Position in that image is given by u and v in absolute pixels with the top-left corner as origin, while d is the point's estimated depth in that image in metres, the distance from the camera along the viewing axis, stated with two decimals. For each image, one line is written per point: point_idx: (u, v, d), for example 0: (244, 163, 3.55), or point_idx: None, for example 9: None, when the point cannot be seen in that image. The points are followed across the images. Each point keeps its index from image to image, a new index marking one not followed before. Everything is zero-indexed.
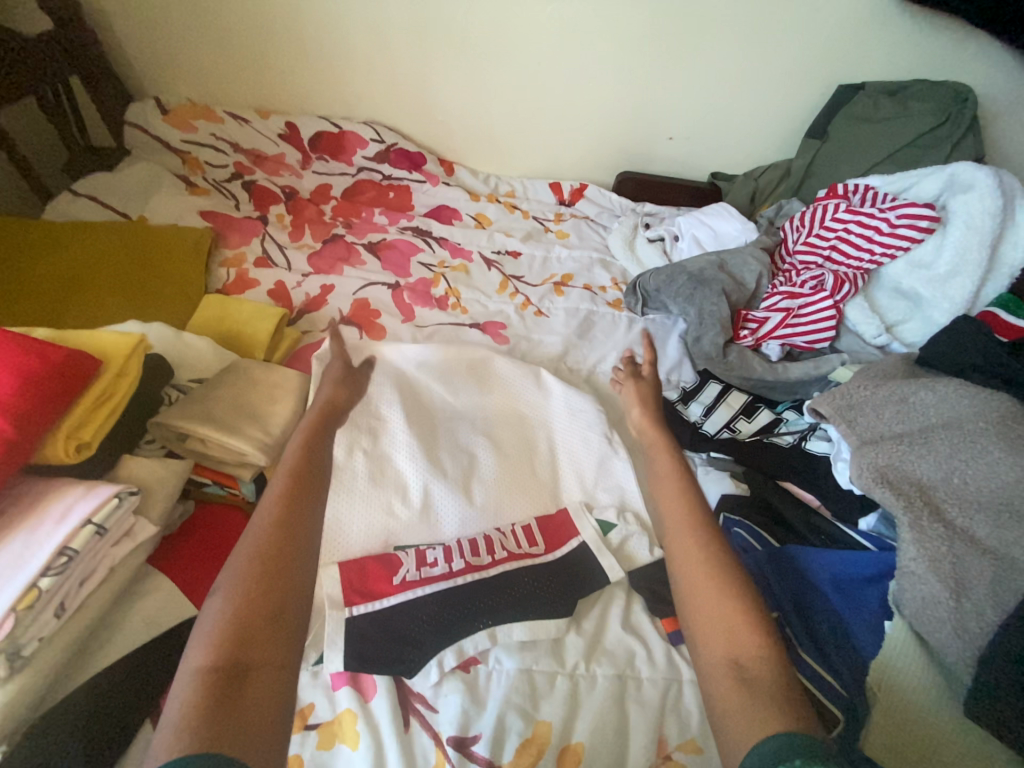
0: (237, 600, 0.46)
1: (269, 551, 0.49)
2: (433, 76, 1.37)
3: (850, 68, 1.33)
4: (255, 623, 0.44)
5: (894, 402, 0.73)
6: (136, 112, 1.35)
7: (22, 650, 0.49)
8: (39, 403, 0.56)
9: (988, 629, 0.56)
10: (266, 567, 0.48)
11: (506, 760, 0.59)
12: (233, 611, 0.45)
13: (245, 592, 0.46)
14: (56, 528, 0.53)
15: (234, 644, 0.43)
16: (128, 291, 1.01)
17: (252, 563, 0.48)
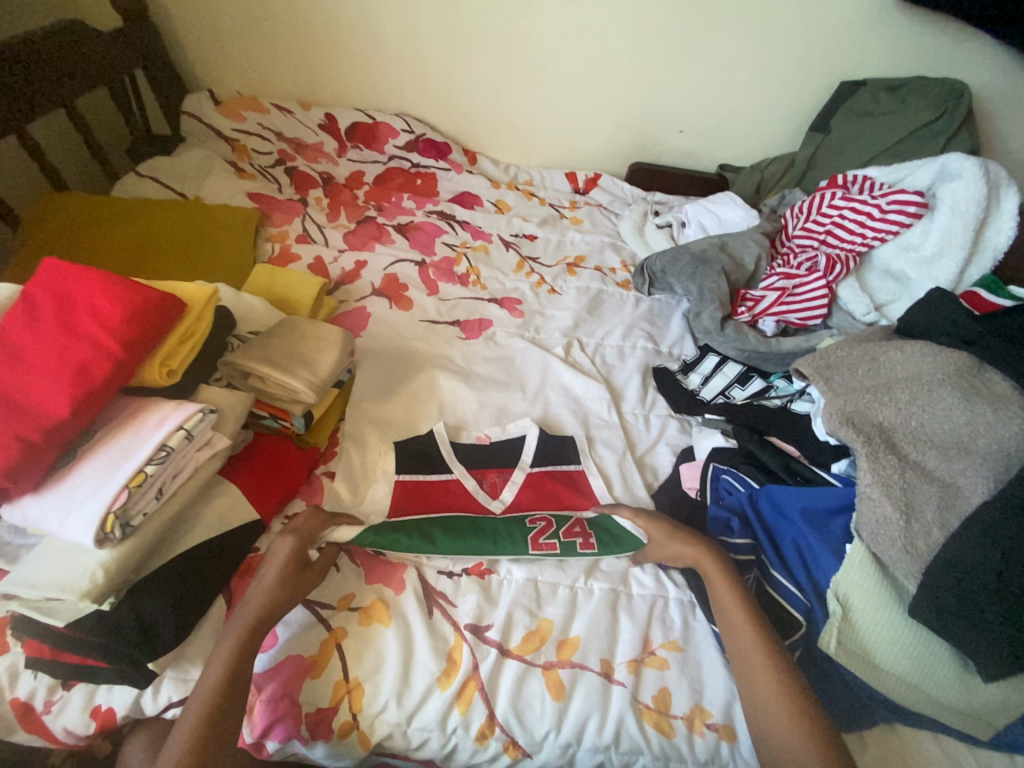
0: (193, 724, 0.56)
1: (236, 663, 0.60)
2: (460, 71, 1.49)
3: (853, 66, 1.41)
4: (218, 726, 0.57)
5: (866, 360, 0.81)
6: (191, 102, 1.50)
7: (131, 520, 0.61)
8: (140, 332, 0.69)
9: (932, 545, 0.66)
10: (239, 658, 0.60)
11: (514, 645, 0.70)
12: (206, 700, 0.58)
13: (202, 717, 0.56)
14: (156, 429, 0.65)
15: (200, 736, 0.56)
16: (187, 258, 1.14)
17: (206, 703, 0.58)
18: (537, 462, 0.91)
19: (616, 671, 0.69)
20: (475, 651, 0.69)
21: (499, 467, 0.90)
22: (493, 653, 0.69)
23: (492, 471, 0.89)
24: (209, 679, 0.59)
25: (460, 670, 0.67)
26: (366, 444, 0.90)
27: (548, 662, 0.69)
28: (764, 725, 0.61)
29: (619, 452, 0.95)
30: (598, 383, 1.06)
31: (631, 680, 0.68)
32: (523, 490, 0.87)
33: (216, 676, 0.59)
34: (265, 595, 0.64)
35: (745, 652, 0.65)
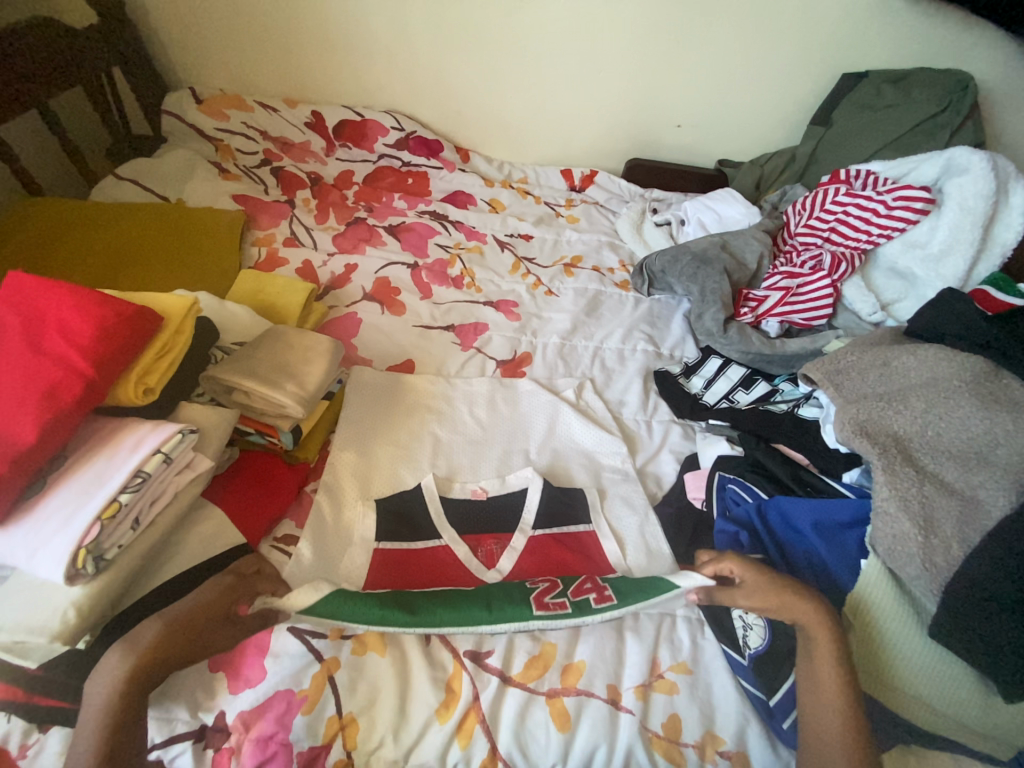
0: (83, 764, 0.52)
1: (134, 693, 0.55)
2: (451, 66, 1.44)
3: (855, 57, 1.37)
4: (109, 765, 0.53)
5: (877, 365, 0.78)
6: (172, 101, 1.45)
7: (105, 554, 0.57)
8: (112, 349, 0.64)
9: (952, 562, 0.63)
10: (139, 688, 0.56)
11: (516, 672, 0.67)
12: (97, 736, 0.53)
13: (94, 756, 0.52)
14: (131, 453, 0.61)
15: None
16: (169, 265, 1.10)
17: (97, 738, 0.53)
18: (539, 523, 0.82)
19: (624, 697, 0.66)
20: (475, 680, 0.66)
21: (496, 533, 0.81)
22: (494, 682, 0.66)
23: (487, 537, 0.80)
24: (96, 711, 0.54)
25: (460, 701, 0.64)
26: (342, 483, 0.82)
27: (552, 690, 0.66)
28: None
29: (639, 515, 0.85)
30: (613, 432, 0.97)
31: (640, 707, 0.65)
32: (524, 556, 0.78)
33: (107, 708, 0.54)
34: (180, 632, 0.58)
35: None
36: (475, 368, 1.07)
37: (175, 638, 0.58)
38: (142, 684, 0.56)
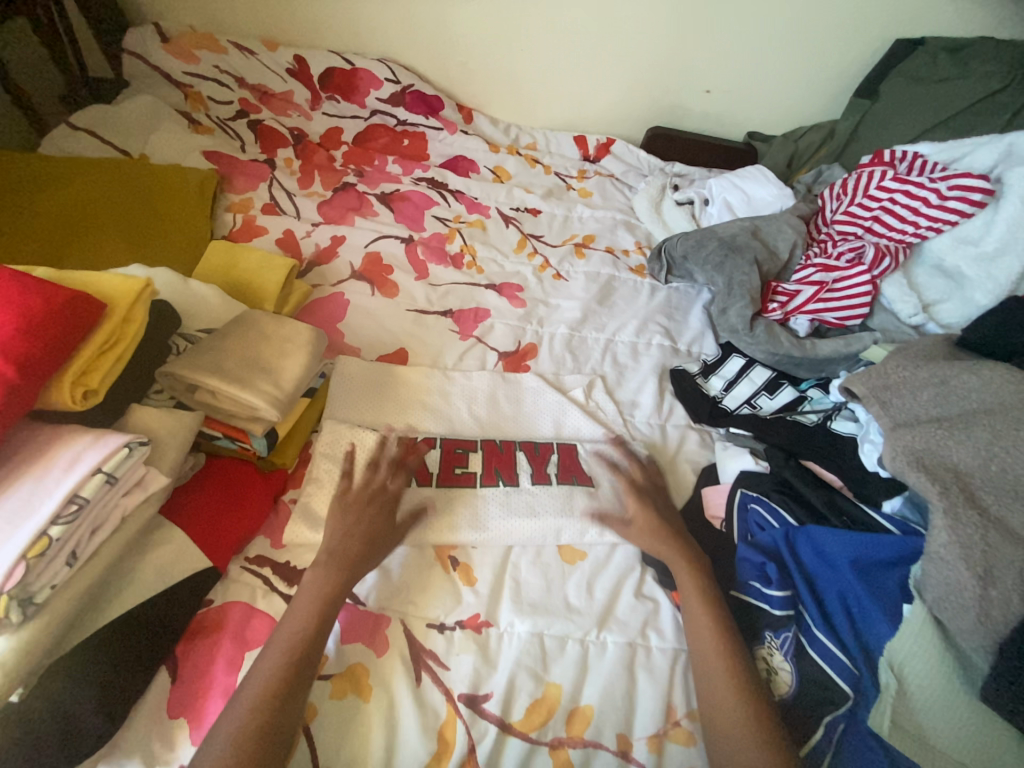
0: (278, 664, 0.55)
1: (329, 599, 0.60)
2: (455, 8, 1.26)
3: (911, 17, 1.22)
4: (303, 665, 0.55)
5: (934, 384, 0.69)
6: (133, 38, 1.26)
7: (35, 596, 0.48)
8: (41, 345, 0.53)
9: (1013, 620, 0.55)
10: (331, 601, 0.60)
11: (516, 719, 0.60)
12: (292, 639, 0.57)
13: (288, 655, 0.55)
14: (65, 475, 0.51)
15: (286, 673, 0.54)
16: (128, 233, 0.96)
17: (296, 640, 0.57)
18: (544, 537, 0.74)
19: (634, 749, 0.60)
20: (471, 729, 0.59)
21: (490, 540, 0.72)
22: (492, 730, 0.59)
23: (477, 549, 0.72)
24: (298, 615, 0.58)
25: (453, 752, 0.57)
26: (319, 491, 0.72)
27: (556, 740, 0.59)
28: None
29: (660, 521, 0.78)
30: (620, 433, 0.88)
31: (653, 761, 0.59)
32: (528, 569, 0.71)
33: (309, 612, 0.59)
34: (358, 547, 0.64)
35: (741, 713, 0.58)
36: (475, 360, 0.97)
37: (351, 571, 0.63)
38: (333, 605, 0.60)
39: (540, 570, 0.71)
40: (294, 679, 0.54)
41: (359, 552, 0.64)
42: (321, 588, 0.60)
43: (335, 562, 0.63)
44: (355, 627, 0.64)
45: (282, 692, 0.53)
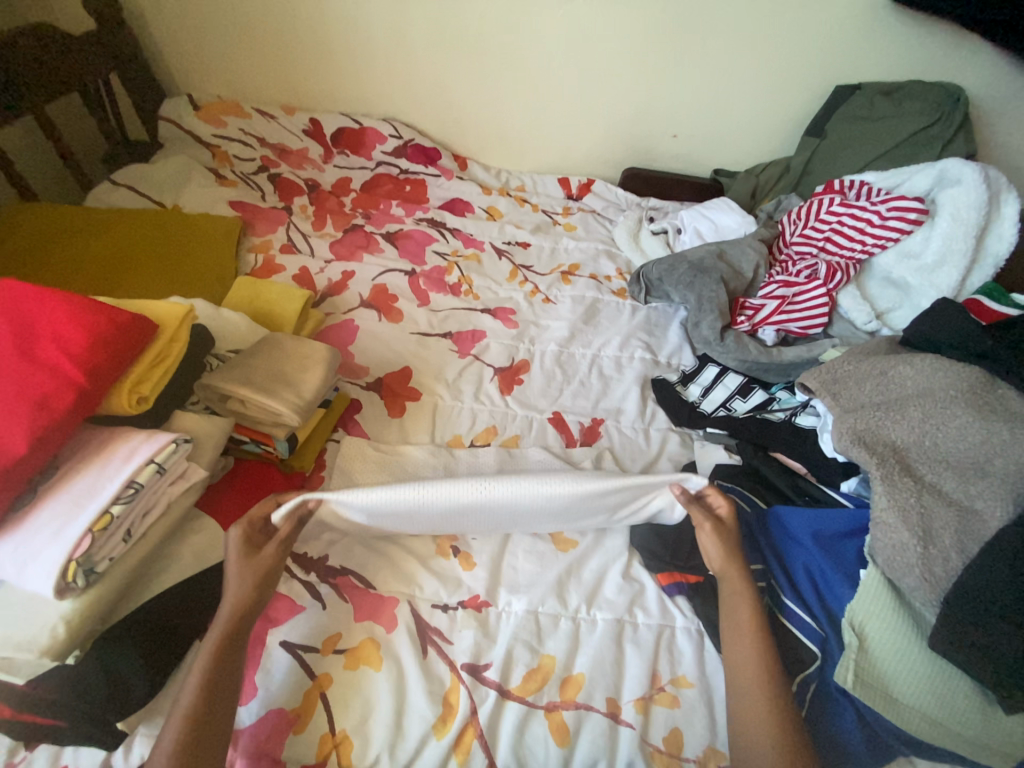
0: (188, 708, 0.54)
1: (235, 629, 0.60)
2: (450, 75, 1.45)
3: (847, 70, 1.39)
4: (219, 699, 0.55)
5: (874, 374, 0.79)
6: (170, 108, 1.45)
7: (96, 567, 0.56)
8: (107, 358, 0.64)
9: (951, 572, 0.63)
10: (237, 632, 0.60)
11: (515, 685, 0.66)
12: (203, 675, 0.56)
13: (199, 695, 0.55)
14: (123, 464, 0.60)
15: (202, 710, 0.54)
16: (165, 272, 1.09)
17: (205, 678, 0.56)
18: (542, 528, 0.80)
19: (623, 711, 0.66)
20: (473, 693, 0.65)
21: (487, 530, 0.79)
22: (492, 695, 0.65)
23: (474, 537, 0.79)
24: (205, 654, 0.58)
25: (458, 714, 0.63)
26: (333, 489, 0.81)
27: (551, 704, 0.65)
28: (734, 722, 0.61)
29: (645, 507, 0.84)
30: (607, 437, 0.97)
31: (640, 721, 0.65)
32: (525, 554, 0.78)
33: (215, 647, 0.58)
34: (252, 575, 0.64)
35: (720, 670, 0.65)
36: (472, 375, 1.07)
37: (253, 598, 0.62)
38: (239, 635, 0.60)
39: (535, 556, 0.78)
40: (212, 713, 0.54)
41: (261, 578, 0.64)
42: (222, 635, 0.59)
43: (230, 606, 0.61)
44: (366, 608, 0.71)
45: (197, 733, 0.53)
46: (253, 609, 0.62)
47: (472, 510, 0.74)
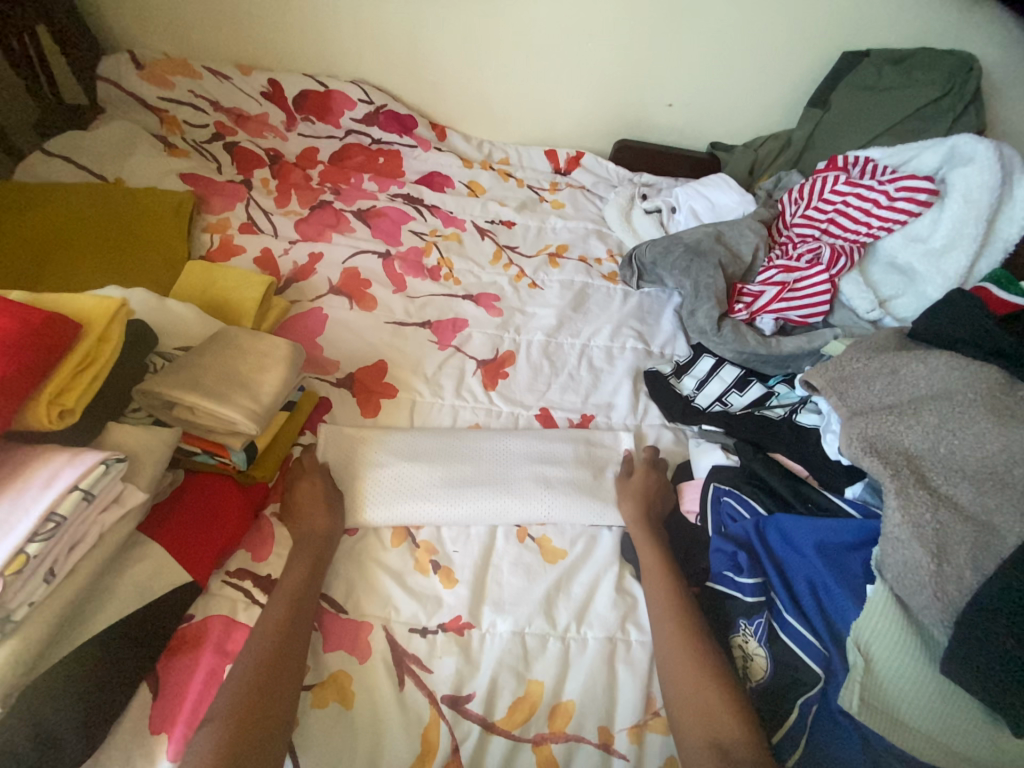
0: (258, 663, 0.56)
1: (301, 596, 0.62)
2: (424, 31, 1.30)
3: (855, 34, 1.29)
4: (286, 658, 0.57)
5: (885, 373, 0.73)
6: (108, 66, 1.28)
7: (12, 615, 0.48)
8: (16, 366, 0.54)
9: (967, 593, 0.59)
10: (303, 599, 0.62)
11: (499, 717, 0.61)
12: (271, 635, 0.58)
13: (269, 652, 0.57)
14: (42, 492, 0.52)
15: (269, 667, 0.56)
16: (105, 257, 0.97)
17: (272, 638, 0.58)
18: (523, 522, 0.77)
19: (616, 741, 0.62)
20: (454, 729, 0.60)
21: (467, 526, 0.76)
22: (475, 730, 0.60)
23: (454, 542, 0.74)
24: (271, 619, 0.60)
25: (438, 752, 0.59)
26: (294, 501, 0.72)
27: (539, 736, 0.61)
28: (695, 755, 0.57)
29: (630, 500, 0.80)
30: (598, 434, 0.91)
31: (634, 752, 0.61)
32: (511, 568, 0.73)
33: (281, 611, 0.61)
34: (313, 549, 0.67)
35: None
36: (453, 369, 0.98)
37: (314, 570, 0.66)
38: (304, 599, 0.63)
39: (522, 569, 0.73)
40: (279, 668, 0.56)
41: (323, 550, 0.68)
42: (284, 607, 0.61)
43: (285, 595, 0.62)
44: (335, 641, 0.64)
45: (265, 686, 0.55)
46: (316, 581, 0.65)
47: (460, 491, 0.78)
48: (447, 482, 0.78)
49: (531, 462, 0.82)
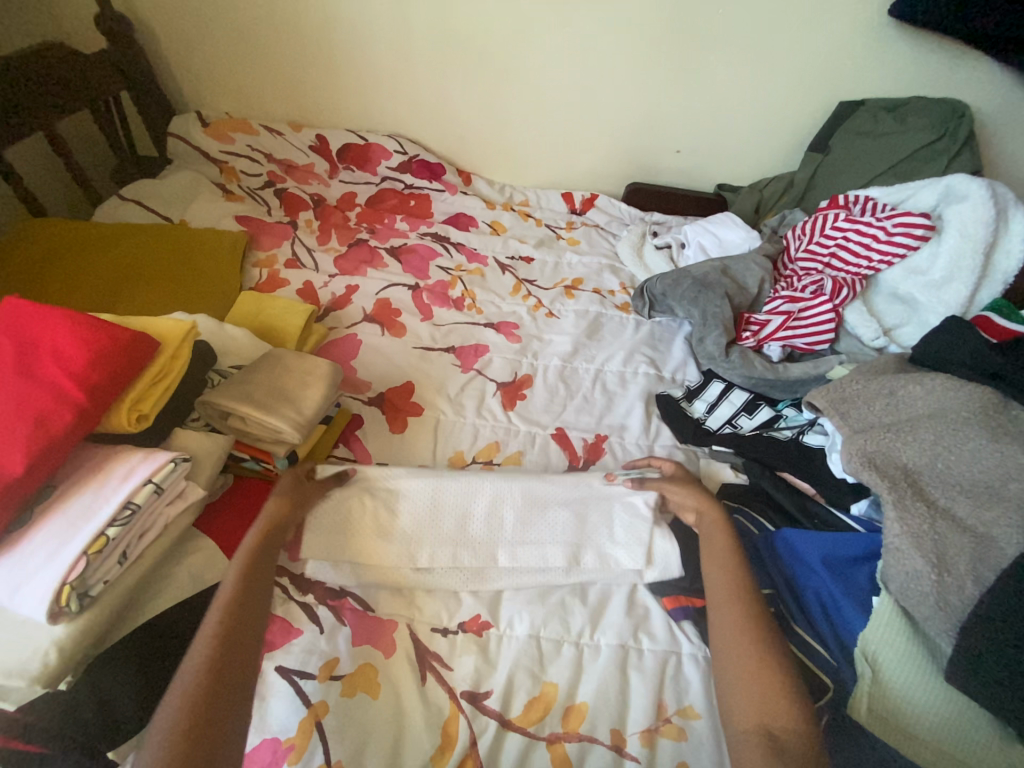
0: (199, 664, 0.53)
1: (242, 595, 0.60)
2: (454, 92, 1.46)
3: (850, 87, 1.40)
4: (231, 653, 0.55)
5: (883, 395, 0.78)
6: (178, 124, 1.46)
7: (90, 590, 0.55)
8: (107, 376, 0.63)
9: (969, 603, 0.61)
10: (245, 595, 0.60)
11: (516, 715, 0.64)
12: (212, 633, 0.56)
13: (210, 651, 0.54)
14: (121, 484, 0.59)
15: (216, 662, 0.54)
16: (169, 288, 1.09)
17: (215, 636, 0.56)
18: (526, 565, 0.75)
19: (628, 744, 0.64)
20: (472, 723, 0.63)
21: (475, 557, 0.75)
22: (492, 726, 0.63)
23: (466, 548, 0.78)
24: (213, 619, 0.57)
25: (456, 746, 0.62)
26: None
27: (553, 734, 0.63)
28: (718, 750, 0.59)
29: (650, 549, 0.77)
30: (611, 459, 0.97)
31: (645, 755, 0.63)
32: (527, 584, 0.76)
33: (225, 609, 0.58)
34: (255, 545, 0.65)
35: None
36: (475, 391, 1.06)
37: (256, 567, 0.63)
38: (249, 595, 0.61)
39: (538, 578, 0.77)
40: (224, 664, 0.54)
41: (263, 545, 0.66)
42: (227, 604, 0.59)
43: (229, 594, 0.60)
44: (364, 639, 0.69)
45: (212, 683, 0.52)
46: (259, 578, 0.63)
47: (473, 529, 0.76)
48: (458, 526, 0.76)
49: None
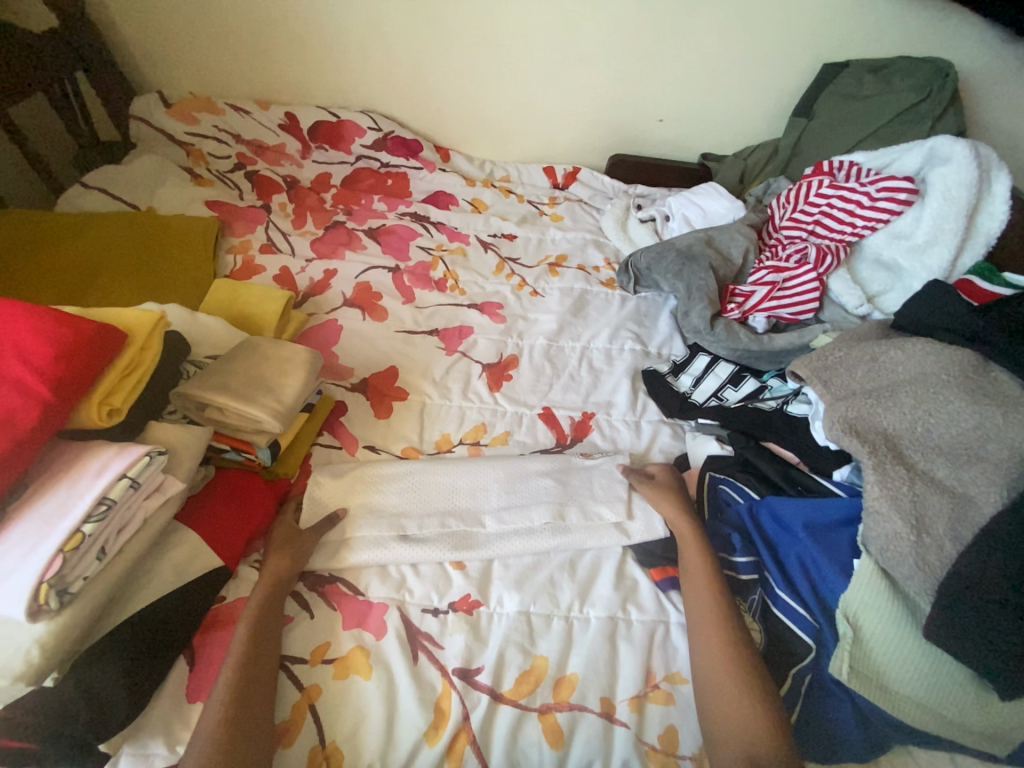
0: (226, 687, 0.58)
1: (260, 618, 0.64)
2: (427, 63, 1.41)
3: (834, 47, 1.36)
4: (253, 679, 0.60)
5: (866, 361, 0.77)
6: (140, 106, 1.40)
7: (70, 587, 0.54)
8: (72, 370, 0.61)
9: (946, 561, 0.63)
10: (262, 619, 0.64)
11: (507, 689, 0.66)
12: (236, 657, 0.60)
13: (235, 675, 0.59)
14: (95, 480, 0.58)
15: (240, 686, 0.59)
16: (139, 278, 1.06)
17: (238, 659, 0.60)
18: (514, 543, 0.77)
19: (618, 710, 0.65)
20: (465, 698, 0.64)
21: (467, 539, 0.77)
22: (484, 700, 0.64)
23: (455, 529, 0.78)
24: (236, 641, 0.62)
25: (449, 720, 0.63)
26: (316, 497, 0.79)
27: (544, 705, 0.65)
28: (707, 711, 0.62)
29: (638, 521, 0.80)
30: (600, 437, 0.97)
31: (635, 720, 0.64)
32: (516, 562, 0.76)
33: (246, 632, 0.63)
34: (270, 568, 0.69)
35: (711, 665, 0.64)
36: (460, 373, 1.04)
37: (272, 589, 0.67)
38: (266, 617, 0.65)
39: (527, 555, 0.77)
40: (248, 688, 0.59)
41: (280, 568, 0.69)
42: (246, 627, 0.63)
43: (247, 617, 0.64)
44: (353, 624, 0.69)
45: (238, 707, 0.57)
46: (275, 600, 0.67)
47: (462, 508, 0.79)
48: (445, 508, 0.79)
49: (529, 456, 0.87)
